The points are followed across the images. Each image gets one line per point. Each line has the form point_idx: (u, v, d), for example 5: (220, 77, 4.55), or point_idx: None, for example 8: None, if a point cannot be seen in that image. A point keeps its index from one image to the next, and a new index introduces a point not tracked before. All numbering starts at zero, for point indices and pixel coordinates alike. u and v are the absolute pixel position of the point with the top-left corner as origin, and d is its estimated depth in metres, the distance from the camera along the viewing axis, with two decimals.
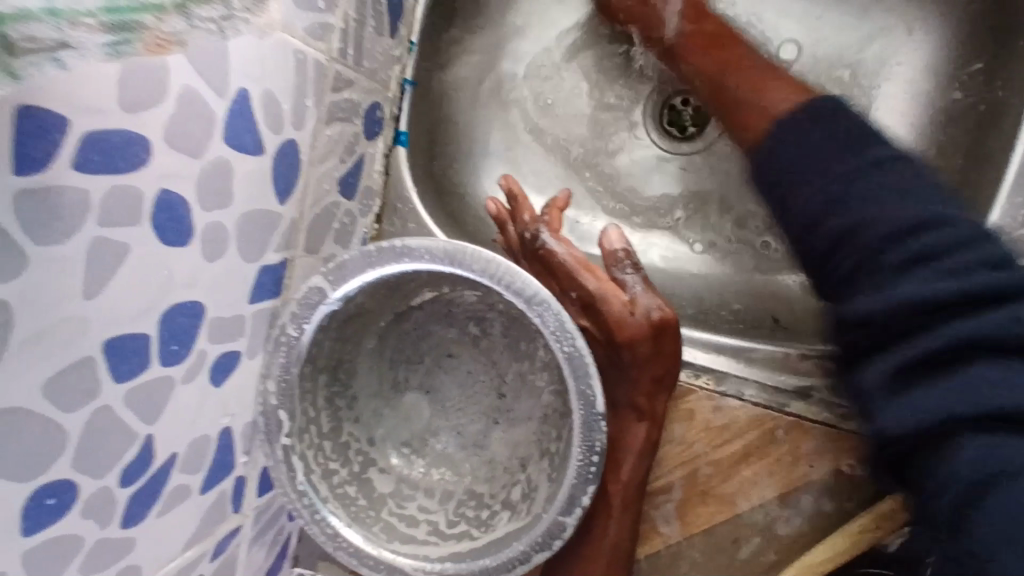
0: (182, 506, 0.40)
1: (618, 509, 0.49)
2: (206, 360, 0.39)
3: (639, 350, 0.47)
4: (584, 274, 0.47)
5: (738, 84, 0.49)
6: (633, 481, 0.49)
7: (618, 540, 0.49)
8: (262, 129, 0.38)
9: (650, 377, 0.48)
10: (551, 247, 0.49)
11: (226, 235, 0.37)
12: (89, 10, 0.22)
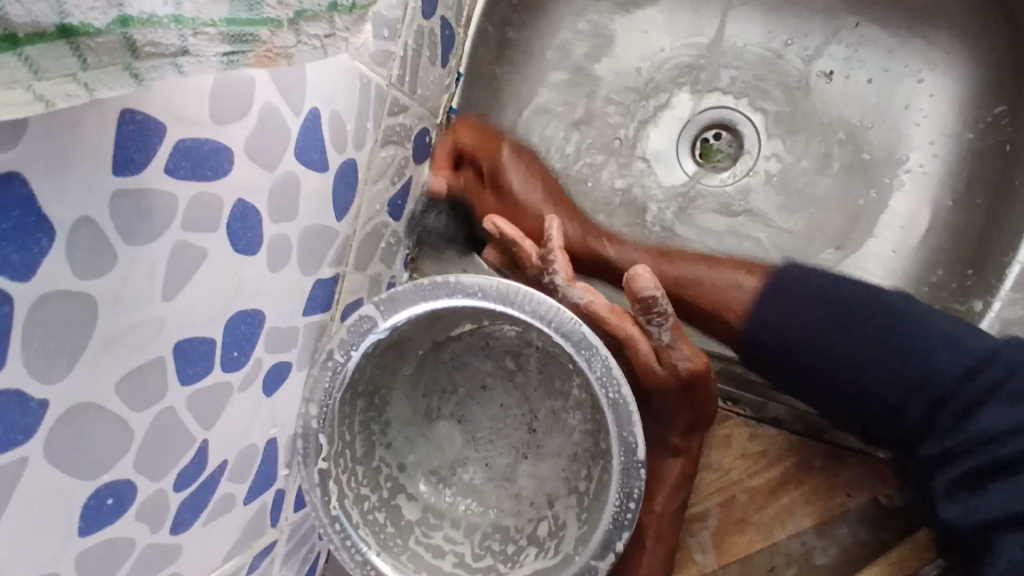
0: (227, 516, 0.41)
1: (652, 540, 0.48)
2: (262, 369, 0.39)
3: (670, 393, 0.47)
4: (613, 324, 0.46)
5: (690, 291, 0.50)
6: (666, 513, 0.49)
7: (651, 572, 0.48)
8: (328, 148, 0.39)
9: (687, 419, 0.48)
10: (575, 301, 0.47)
11: (290, 248, 0.38)
12: (211, 20, 0.23)
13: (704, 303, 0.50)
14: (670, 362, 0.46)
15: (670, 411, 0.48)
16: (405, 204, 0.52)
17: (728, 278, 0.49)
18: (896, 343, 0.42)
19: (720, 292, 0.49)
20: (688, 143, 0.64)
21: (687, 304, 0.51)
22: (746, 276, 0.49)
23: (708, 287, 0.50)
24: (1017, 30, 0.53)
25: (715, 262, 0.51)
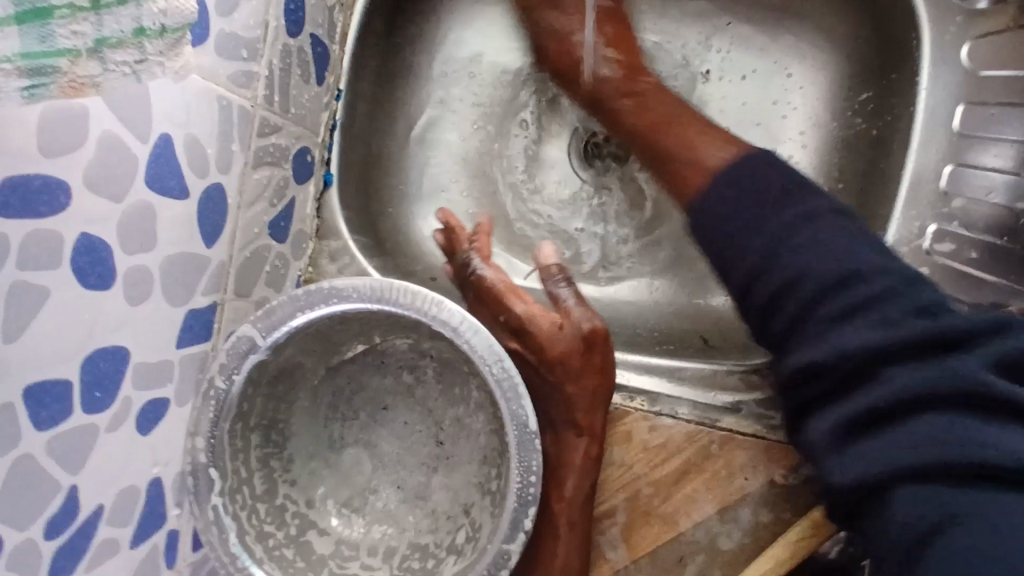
0: (113, 560, 0.38)
1: (564, 528, 0.49)
2: (133, 407, 0.38)
3: (572, 362, 0.49)
4: (515, 297, 0.51)
5: (670, 138, 0.51)
6: (576, 498, 0.49)
7: (567, 563, 0.48)
8: (187, 172, 0.38)
9: (587, 389, 0.49)
10: (483, 272, 0.52)
11: (151, 278, 0.37)
12: (7, 57, 0.25)
13: (671, 166, 0.50)
14: (568, 334, 0.49)
15: (567, 391, 0.50)
16: (289, 226, 0.51)
17: (699, 150, 0.49)
18: (788, 249, 0.42)
19: (670, 154, 0.51)
20: (580, 146, 0.64)
21: (659, 172, 0.52)
22: (723, 147, 0.49)
23: (672, 120, 0.52)
24: (869, 24, 0.56)
25: (708, 128, 0.51)
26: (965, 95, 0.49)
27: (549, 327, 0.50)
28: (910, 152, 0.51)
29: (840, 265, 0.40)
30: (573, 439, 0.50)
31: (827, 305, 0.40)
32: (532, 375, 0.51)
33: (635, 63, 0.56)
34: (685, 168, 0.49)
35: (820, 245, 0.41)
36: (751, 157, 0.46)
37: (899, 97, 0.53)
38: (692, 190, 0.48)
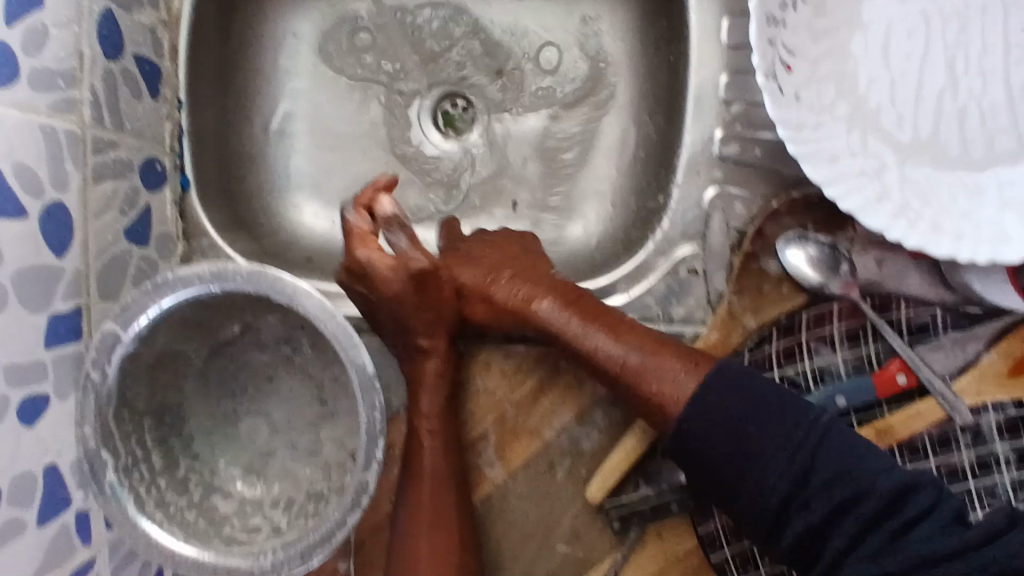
0: (22, 539, 0.45)
1: (427, 433, 0.54)
2: (12, 403, 0.44)
3: (405, 300, 0.52)
4: (372, 245, 0.51)
5: (619, 368, 0.50)
6: (433, 413, 0.55)
7: (435, 467, 0.54)
8: (22, 195, 0.44)
9: (429, 317, 0.54)
10: (348, 217, 0.51)
11: (5, 289, 0.43)
12: None
13: (641, 390, 0.49)
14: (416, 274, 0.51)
15: (409, 323, 0.54)
16: (149, 229, 0.56)
17: (678, 372, 0.49)
18: (843, 479, 0.44)
19: (664, 390, 0.48)
20: (428, 115, 0.68)
21: (624, 390, 0.50)
22: (687, 371, 0.48)
23: (670, 384, 0.48)
24: None
25: (660, 348, 0.50)
26: (730, 12, 0.55)
27: (395, 270, 0.51)
28: (691, 71, 0.56)
29: (881, 484, 0.43)
30: (424, 365, 0.55)
31: (898, 521, 0.42)
32: (377, 315, 0.54)
33: (521, 256, 0.57)
34: (665, 391, 0.48)
35: (871, 450, 0.45)
36: (713, 377, 0.48)
37: (676, 27, 0.59)
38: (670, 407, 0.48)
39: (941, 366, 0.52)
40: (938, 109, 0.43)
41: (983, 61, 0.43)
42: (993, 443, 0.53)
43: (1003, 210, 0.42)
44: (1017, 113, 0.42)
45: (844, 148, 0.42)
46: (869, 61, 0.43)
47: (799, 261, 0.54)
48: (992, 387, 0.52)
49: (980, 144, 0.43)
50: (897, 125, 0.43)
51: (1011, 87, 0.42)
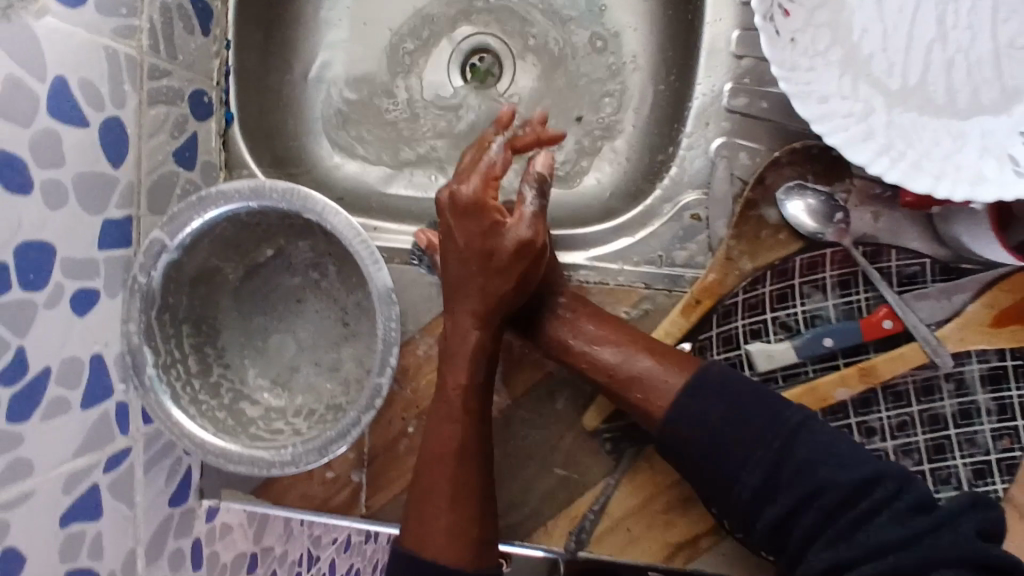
0: (67, 416, 0.50)
1: (460, 412, 0.56)
2: (65, 292, 0.49)
3: (500, 258, 0.54)
4: (491, 185, 0.54)
5: (609, 377, 0.55)
6: (470, 385, 0.57)
7: (461, 440, 0.55)
8: (84, 107, 0.49)
9: (499, 287, 0.55)
10: (496, 145, 0.54)
11: (65, 189, 0.48)
12: None
13: (638, 393, 0.53)
14: (509, 238, 0.54)
15: (479, 280, 0.54)
16: (195, 155, 0.62)
17: (662, 375, 0.53)
18: (799, 464, 0.48)
19: (654, 394, 0.53)
20: (459, 67, 0.72)
21: (631, 403, 0.54)
22: (668, 377, 0.53)
23: (647, 376, 0.53)
24: None
25: (654, 350, 0.54)
26: None
27: (492, 225, 0.54)
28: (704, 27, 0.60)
29: (833, 475, 0.47)
30: (467, 334, 0.56)
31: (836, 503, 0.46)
32: (455, 260, 0.55)
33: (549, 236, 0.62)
34: (653, 392, 0.53)
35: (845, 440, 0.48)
36: (697, 382, 0.52)
37: None
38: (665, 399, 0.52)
39: (928, 314, 0.55)
40: (927, 60, 0.46)
41: (970, 18, 0.46)
42: (976, 395, 0.56)
43: (984, 154, 0.44)
44: (1002, 66, 0.45)
45: (836, 91, 0.45)
46: (863, 13, 0.46)
47: (798, 211, 0.56)
48: (975, 336, 0.54)
49: (966, 94, 0.45)
50: (889, 73, 0.46)
51: (998, 42, 0.45)
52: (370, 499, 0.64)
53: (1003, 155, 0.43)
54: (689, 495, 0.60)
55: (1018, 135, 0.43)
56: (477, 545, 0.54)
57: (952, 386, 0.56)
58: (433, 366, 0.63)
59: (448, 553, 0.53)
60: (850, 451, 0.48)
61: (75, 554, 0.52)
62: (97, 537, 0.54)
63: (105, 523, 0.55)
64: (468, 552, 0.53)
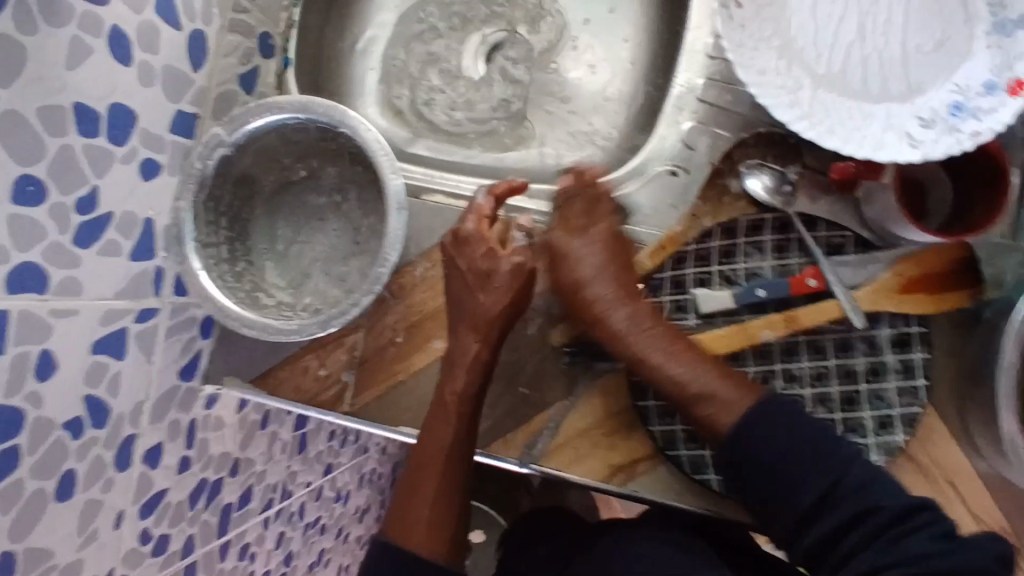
0: (117, 258, 0.60)
1: (455, 410, 0.65)
2: (137, 156, 0.60)
3: (498, 278, 0.66)
4: (483, 225, 0.67)
5: (694, 397, 0.61)
6: (466, 392, 0.65)
7: (455, 436, 0.65)
8: (180, 15, 0.62)
9: (498, 300, 0.66)
10: (482, 197, 0.68)
11: (154, 73, 0.60)
12: None
13: (705, 410, 0.61)
14: (504, 263, 0.66)
15: (479, 297, 0.66)
16: (254, 84, 0.73)
17: (730, 394, 0.60)
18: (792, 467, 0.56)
19: (723, 409, 0.60)
20: (484, 53, 0.85)
21: (698, 416, 0.62)
22: (739, 397, 0.60)
23: (693, 400, 0.62)
24: None
25: (724, 372, 0.62)
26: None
27: (488, 252, 0.67)
28: (686, 34, 0.73)
29: (800, 462, 0.56)
30: (467, 346, 0.66)
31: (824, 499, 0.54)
32: (457, 286, 0.67)
33: (617, 250, 0.66)
34: (708, 416, 0.61)
35: (811, 435, 0.57)
36: (762, 407, 0.59)
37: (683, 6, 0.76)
38: (719, 430, 0.60)
39: (848, 279, 0.65)
40: (848, 54, 0.60)
41: (884, 28, 0.60)
42: (885, 355, 0.65)
43: (885, 130, 0.56)
44: (907, 65, 0.59)
45: (772, 68, 0.58)
46: (802, 14, 0.60)
47: (756, 186, 0.67)
48: (885, 300, 0.64)
49: (877, 83, 0.59)
50: (816, 59, 0.60)
51: (905, 45, 0.59)
52: (355, 398, 0.73)
53: (898, 133, 0.56)
54: (631, 422, 0.69)
55: (913, 119, 0.56)
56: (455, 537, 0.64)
57: (865, 346, 0.65)
58: (427, 286, 0.73)
59: (427, 542, 0.62)
60: (818, 446, 0.56)
61: (98, 382, 0.60)
62: (117, 374, 0.62)
63: (127, 364, 0.63)
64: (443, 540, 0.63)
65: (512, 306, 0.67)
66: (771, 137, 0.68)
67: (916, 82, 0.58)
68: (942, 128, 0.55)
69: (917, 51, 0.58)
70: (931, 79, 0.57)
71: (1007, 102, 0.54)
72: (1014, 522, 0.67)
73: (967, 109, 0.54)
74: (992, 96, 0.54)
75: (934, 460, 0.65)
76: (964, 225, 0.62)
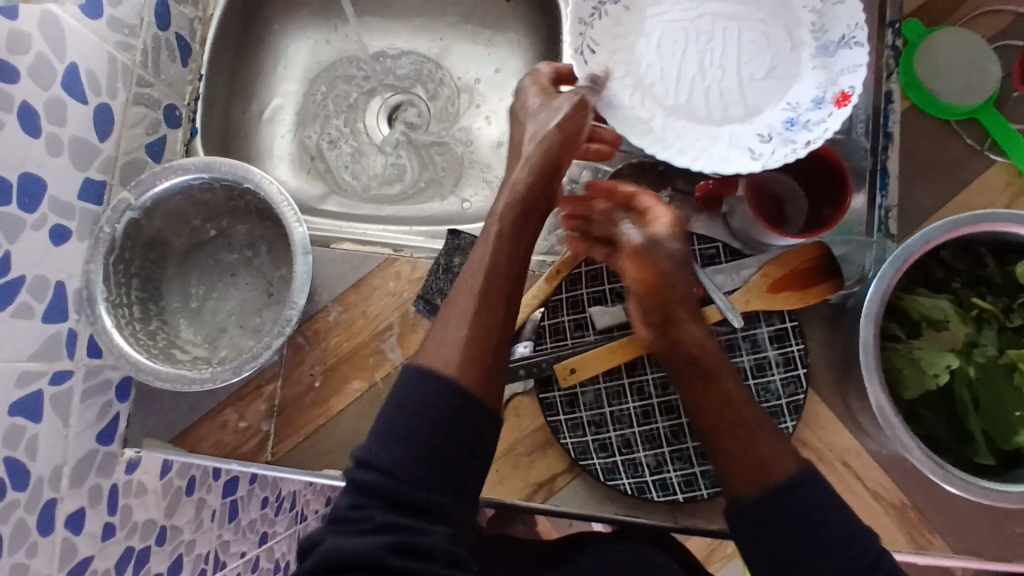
0: (30, 321, 0.61)
1: (494, 237, 0.58)
2: (47, 223, 0.63)
3: (556, 127, 0.63)
4: (545, 87, 0.68)
5: (733, 440, 0.52)
6: (505, 220, 0.59)
7: (494, 261, 0.56)
8: (86, 90, 0.66)
9: (553, 138, 0.63)
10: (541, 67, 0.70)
11: (62, 144, 0.64)
12: None
13: (747, 454, 0.52)
14: (561, 103, 0.64)
15: (532, 137, 0.64)
16: (162, 152, 0.78)
17: (783, 446, 0.52)
18: None
19: (758, 461, 0.51)
20: (388, 112, 0.93)
21: (738, 452, 0.52)
22: (791, 455, 0.52)
23: (742, 448, 0.52)
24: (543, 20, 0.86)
25: (774, 429, 0.53)
26: None
27: (542, 102, 0.66)
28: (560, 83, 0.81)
29: None
30: (514, 174, 0.62)
31: None
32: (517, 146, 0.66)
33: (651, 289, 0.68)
34: (764, 457, 0.51)
35: None
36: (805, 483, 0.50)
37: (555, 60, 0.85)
38: (771, 479, 0.51)
39: (724, 285, 0.71)
40: (692, 87, 0.67)
41: (723, 58, 0.68)
42: (767, 351, 0.71)
43: (731, 146, 0.65)
44: (744, 90, 0.67)
45: (627, 103, 0.67)
46: (647, 56, 0.69)
47: None
48: (758, 300, 0.70)
49: (720, 109, 0.67)
50: (664, 94, 0.68)
51: (741, 76, 0.67)
52: (276, 446, 0.74)
53: (740, 147, 0.65)
54: (547, 439, 0.72)
55: (752, 136, 0.65)
56: (486, 370, 0.52)
57: (748, 345, 0.72)
58: (341, 329, 0.76)
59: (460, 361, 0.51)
60: None
61: (15, 444, 0.60)
62: (35, 437, 0.62)
63: (45, 429, 0.63)
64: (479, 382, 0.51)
65: (561, 146, 0.63)
66: (643, 165, 0.76)
67: (757, 98, 0.67)
68: (779, 140, 0.64)
69: (750, 79, 0.67)
70: (770, 96, 0.66)
71: (833, 112, 0.63)
72: (914, 499, 0.71)
73: (799, 122, 0.64)
74: (822, 108, 0.64)
75: (821, 444, 0.71)
76: (817, 226, 0.70)
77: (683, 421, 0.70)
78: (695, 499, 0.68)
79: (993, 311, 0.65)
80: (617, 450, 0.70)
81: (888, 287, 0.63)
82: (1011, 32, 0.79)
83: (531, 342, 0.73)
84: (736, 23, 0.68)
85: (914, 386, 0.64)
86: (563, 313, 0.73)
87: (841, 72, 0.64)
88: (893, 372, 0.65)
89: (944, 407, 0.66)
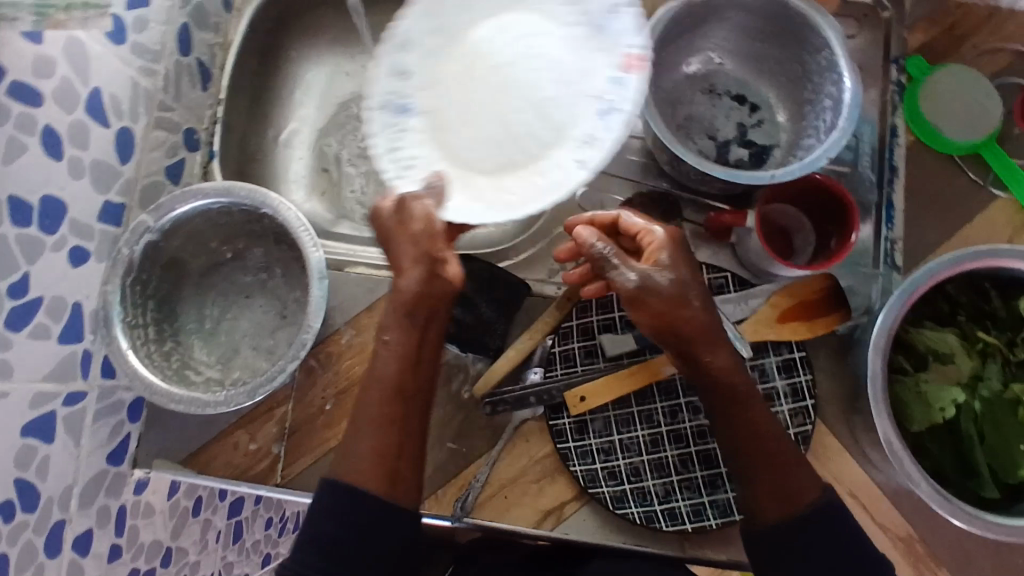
0: (46, 341, 0.62)
1: (382, 347, 0.55)
2: (66, 245, 0.64)
3: (409, 226, 0.57)
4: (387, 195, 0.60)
5: (763, 468, 0.52)
6: (393, 330, 0.55)
7: (381, 374, 0.54)
8: (108, 114, 0.67)
9: (418, 236, 0.56)
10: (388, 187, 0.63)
11: (84, 167, 0.65)
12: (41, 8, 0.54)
13: (776, 483, 0.51)
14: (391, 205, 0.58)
15: (394, 236, 0.58)
16: (180, 175, 0.79)
17: (806, 475, 0.52)
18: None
19: (786, 490, 0.51)
20: None
21: (764, 483, 0.52)
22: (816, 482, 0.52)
23: (768, 485, 0.51)
24: None
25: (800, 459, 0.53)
26: None
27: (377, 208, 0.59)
28: None
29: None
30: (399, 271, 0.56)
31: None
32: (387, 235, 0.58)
33: None
34: (791, 491, 0.51)
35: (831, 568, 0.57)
36: (827, 512, 0.51)
37: None
38: (796, 506, 0.51)
39: (731, 314, 0.72)
40: (501, 124, 0.62)
41: (527, 76, 0.62)
42: (775, 381, 0.72)
43: (562, 163, 0.61)
44: (560, 102, 0.62)
45: (422, 154, 0.63)
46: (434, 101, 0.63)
47: None
48: (766, 329, 0.71)
49: (532, 135, 0.62)
50: (485, 131, 0.62)
51: (535, 96, 0.62)
52: (286, 468, 0.74)
53: (569, 162, 0.61)
54: (556, 466, 0.73)
55: (583, 142, 0.61)
56: (396, 483, 0.53)
57: (756, 374, 0.72)
58: (353, 352, 0.77)
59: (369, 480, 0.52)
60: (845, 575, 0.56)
61: (26, 465, 0.60)
62: (46, 457, 0.62)
63: (55, 449, 0.63)
64: (384, 479, 0.52)
65: (436, 247, 0.56)
66: (654, 196, 0.77)
67: (565, 101, 0.62)
68: (602, 132, 0.61)
69: (447, 109, 0.63)
70: (479, 116, 0.62)
71: (631, 80, 0.61)
72: (921, 531, 0.71)
73: (612, 103, 0.61)
74: (618, 86, 0.61)
75: (830, 475, 0.72)
76: (825, 257, 0.71)
77: (692, 450, 0.71)
78: (703, 529, 0.69)
79: (998, 344, 0.66)
80: (626, 479, 0.71)
81: (896, 319, 0.64)
82: (1011, 70, 0.81)
83: (541, 369, 0.73)
84: (530, 40, 0.62)
85: (921, 420, 0.65)
86: (575, 339, 0.74)
87: (619, 37, 0.61)
88: (900, 407, 0.66)
89: (951, 439, 0.66)
